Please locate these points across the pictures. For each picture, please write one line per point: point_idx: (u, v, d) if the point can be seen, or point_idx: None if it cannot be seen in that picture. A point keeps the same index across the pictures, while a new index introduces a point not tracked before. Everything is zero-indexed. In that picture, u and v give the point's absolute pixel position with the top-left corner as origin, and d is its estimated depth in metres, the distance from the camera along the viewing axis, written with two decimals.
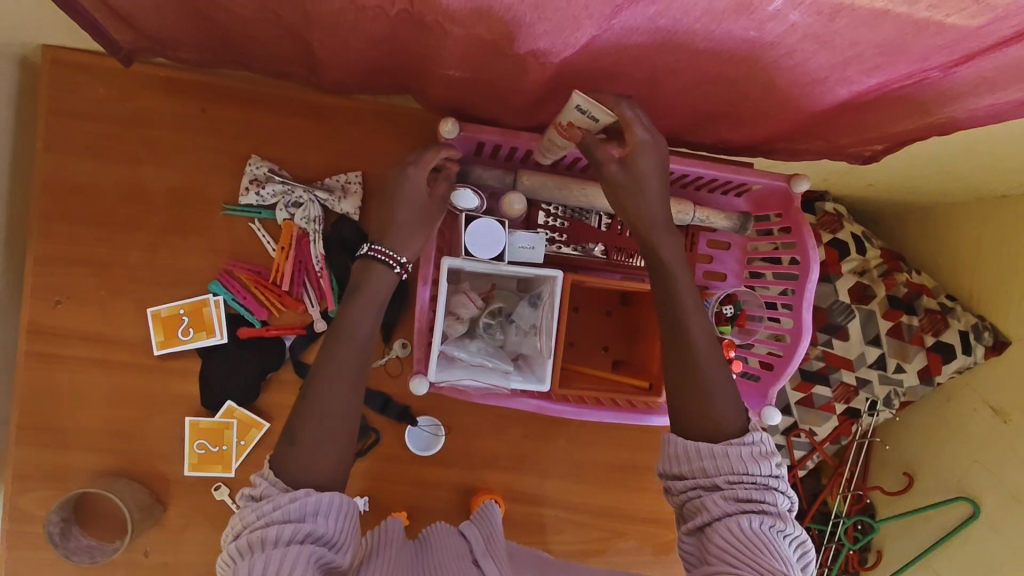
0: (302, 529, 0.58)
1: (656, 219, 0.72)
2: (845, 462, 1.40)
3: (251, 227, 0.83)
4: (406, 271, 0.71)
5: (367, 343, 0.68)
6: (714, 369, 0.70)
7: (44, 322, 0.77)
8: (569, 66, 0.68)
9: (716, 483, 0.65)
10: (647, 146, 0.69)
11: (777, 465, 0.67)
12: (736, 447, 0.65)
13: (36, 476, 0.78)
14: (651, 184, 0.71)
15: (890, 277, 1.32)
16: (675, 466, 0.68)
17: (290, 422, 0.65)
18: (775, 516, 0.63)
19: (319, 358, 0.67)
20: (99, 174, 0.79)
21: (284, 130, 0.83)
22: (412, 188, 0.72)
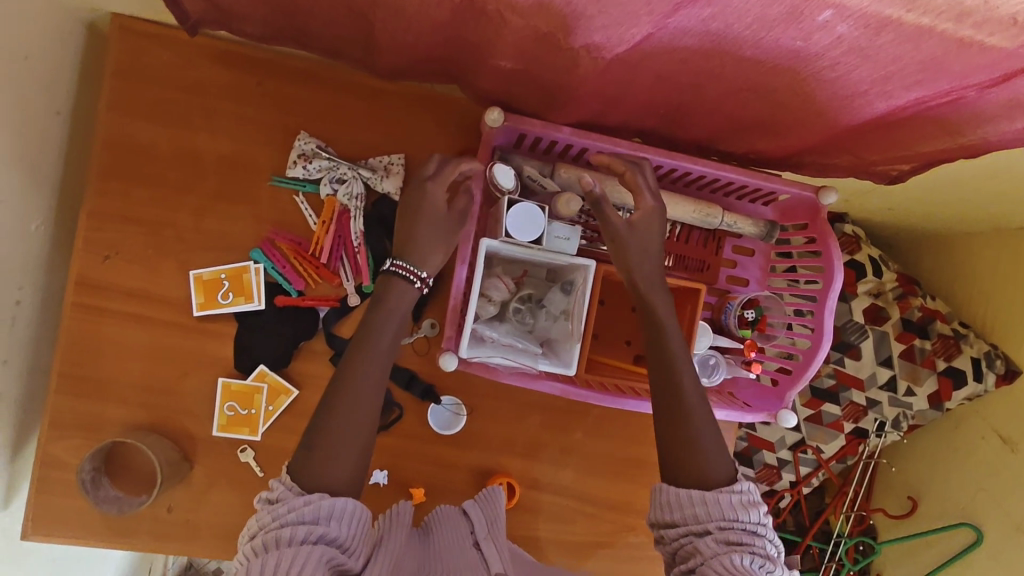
0: (315, 533, 0.60)
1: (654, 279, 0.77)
2: (850, 482, 1.41)
3: (296, 200, 0.85)
4: (426, 286, 0.73)
5: (387, 357, 0.70)
6: (701, 422, 0.73)
7: (93, 275, 0.81)
8: (617, 66, 0.70)
9: (708, 528, 0.66)
10: (653, 210, 0.77)
11: (764, 513, 0.68)
12: (726, 494, 0.67)
13: (69, 423, 0.80)
14: (653, 244, 0.77)
15: (904, 300, 1.33)
16: (668, 512, 0.69)
17: (309, 433, 0.67)
18: (765, 560, 0.64)
19: (346, 366, 0.69)
20: (156, 138, 0.82)
21: (334, 110, 0.86)
22: (433, 198, 0.74)
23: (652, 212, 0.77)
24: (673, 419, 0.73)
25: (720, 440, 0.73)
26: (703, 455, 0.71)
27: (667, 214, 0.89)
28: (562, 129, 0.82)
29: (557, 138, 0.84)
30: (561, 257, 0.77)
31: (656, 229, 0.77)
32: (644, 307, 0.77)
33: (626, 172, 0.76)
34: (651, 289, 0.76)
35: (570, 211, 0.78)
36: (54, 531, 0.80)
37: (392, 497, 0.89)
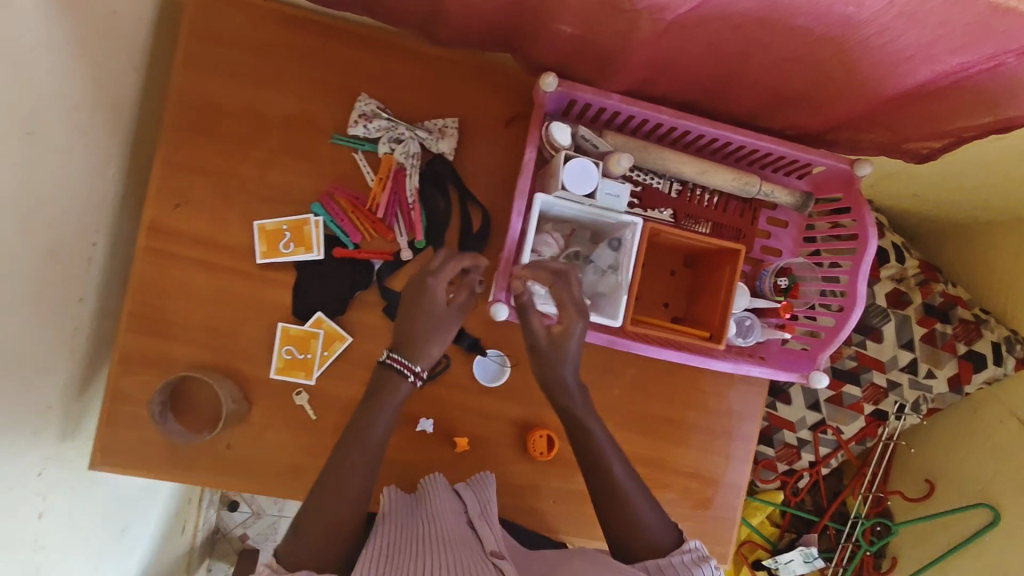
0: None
1: (569, 384, 0.79)
2: (869, 463, 1.45)
3: (354, 157, 0.89)
4: (419, 377, 0.80)
5: (377, 450, 0.79)
6: (637, 500, 0.79)
7: (162, 221, 0.85)
8: (672, 32, 0.73)
9: None
10: (575, 335, 0.76)
11: (714, 566, 0.75)
12: (678, 557, 0.74)
13: (137, 361, 0.84)
14: (574, 356, 0.78)
15: (926, 286, 1.36)
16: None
17: (302, 509, 0.75)
18: None
19: (335, 456, 0.78)
20: (226, 95, 0.86)
21: (393, 74, 0.90)
22: (437, 329, 0.81)
23: (577, 323, 0.76)
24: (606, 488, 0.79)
25: (665, 512, 0.79)
26: (645, 527, 0.77)
27: (707, 182, 0.93)
28: (611, 96, 0.86)
29: (606, 105, 0.88)
30: (609, 215, 0.81)
31: (576, 345, 0.77)
32: (565, 402, 0.81)
33: (552, 280, 0.76)
34: (571, 397, 0.80)
35: (622, 170, 0.80)
36: (120, 461, 0.84)
37: (437, 446, 0.93)
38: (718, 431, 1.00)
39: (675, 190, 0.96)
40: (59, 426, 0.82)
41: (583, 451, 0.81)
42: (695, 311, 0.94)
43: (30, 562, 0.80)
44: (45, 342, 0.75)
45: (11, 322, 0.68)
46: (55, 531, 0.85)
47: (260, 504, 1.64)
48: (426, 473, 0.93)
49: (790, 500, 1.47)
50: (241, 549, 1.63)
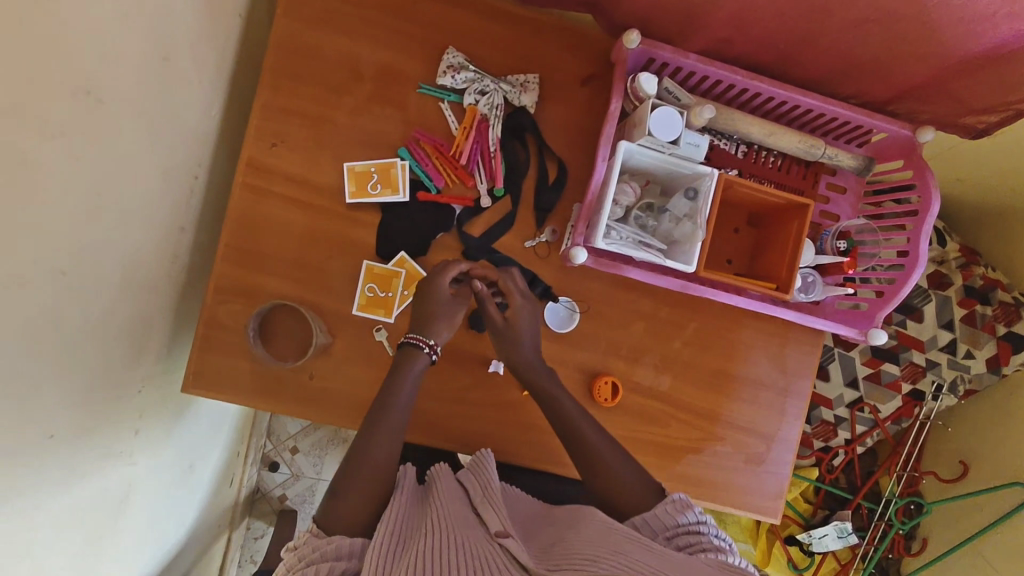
0: (334, 564, 0.67)
1: (530, 359, 0.89)
2: (905, 442, 1.47)
3: (441, 107, 0.94)
4: (433, 351, 0.86)
5: (405, 417, 0.84)
6: (612, 455, 0.85)
7: (260, 159, 0.89)
8: None
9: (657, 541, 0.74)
10: (524, 307, 0.89)
11: (701, 512, 0.75)
12: (662, 507, 0.77)
13: (231, 291, 0.88)
14: (527, 333, 0.89)
15: (967, 269, 1.38)
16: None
17: (336, 476, 0.78)
18: (717, 548, 0.70)
19: (355, 446, 0.80)
20: (323, 42, 0.91)
21: (479, 29, 0.95)
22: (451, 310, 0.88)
23: (522, 305, 0.89)
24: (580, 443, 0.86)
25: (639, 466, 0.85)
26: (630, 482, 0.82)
27: (773, 144, 0.96)
28: (690, 55, 0.90)
29: (683, 65, 0.92)
30: (688, 164, 0.85)
31: (529, 322, 0.89)
32: (531, 378, 0.89)
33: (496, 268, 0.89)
34: (534, 370, 0.89)
35: (702, 122, 0.85)
36: (210, 385, 0.88)
37: (505, 387, 0.96)
38: (771, 387, 1.04)
39: (742, 152, 0.99)
40: (156, 349, 0.87)
41: (554, 416, 0.88)
42: (758, 267, 0.98)
43: (124, 475, 0.85)
44: (155, 264, 0.80)
45: (134, 238, 0.73)
46: (143, 452, 0.90)
47: (300, 466, 1.67)
48: (495, 414, 0.97)
49: (825, 477, 1.50)
50: (280, 509, 1.66)
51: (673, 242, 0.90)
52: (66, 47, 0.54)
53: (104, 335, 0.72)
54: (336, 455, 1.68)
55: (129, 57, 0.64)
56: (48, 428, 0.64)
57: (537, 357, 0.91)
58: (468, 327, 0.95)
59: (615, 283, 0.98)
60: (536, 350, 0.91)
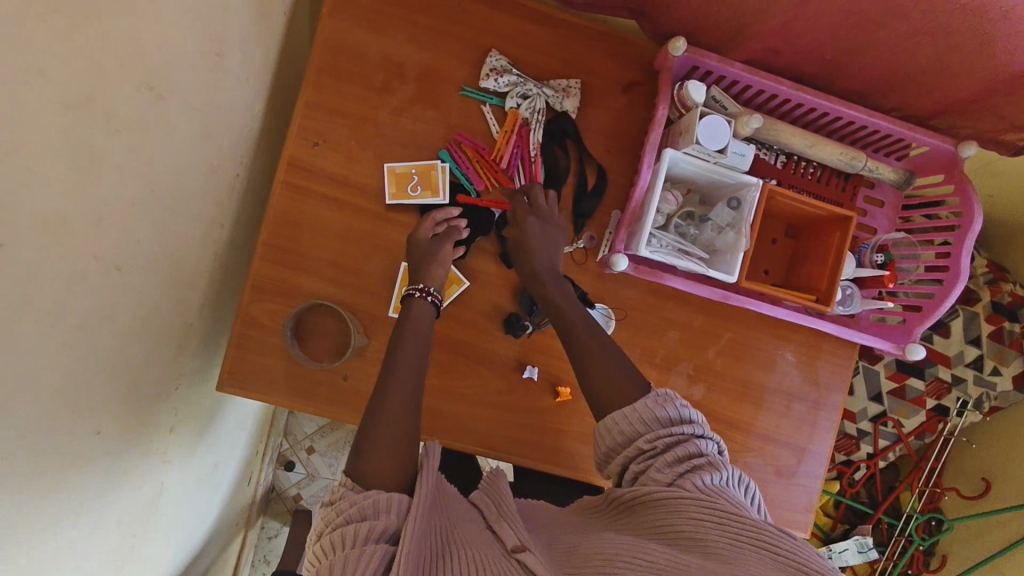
0: (374, 526, 0.63)
1: (540, 269, 0.87)
2: (928, 458, 1.46)
3: (482, 110, 0.94)
4: (433, 294, 0.83)
5: (419, 373, 0.78)
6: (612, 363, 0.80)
7: (302, 158, 0.89)
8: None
9: (641, 447, 0.70)
10: (532, 215, 0.89)
11: (685, 409, 0.73)
12: (643, 405, 0.73)
13: (269, 288, 0.88)
14: (536, 242, 0.88)
15: (995, 285, 1.38)
16: (604, 442, 0.75)
17: (360, 435, 0.73)
18: (708, 462, 0.67)
19: (367, 418, 0.74)
20: (368, 42, 0.90)
21: (522, 34, 0.94)
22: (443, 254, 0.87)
23: (529, 217, 0.89)
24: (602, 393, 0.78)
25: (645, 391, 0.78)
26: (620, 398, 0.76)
27: (814, 155, 0.96)
28: (735, 64, 0.90)
29: (728, 74, 0.92)
30: (732, 174, 0.85)
31: (538, 227, 0.89)
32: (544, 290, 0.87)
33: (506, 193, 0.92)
34: (543, 281, 0.87)
35: (749, 131, 0.85)
36: (245, 384, 0.87)
37: (538, 393, 0.96)
38: (804, 398, 1.03)
39: (781, 162, 0.99)
40: (193, 345, 0.87)
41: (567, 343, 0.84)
42: (795, 279, 0.98)
43: (157, 472, 0.85)
44: (197, 259, 0.80)
45: (182, 232, 0.73)
46: (174, 448, 0.89)
47: (315, 466, 1.66)
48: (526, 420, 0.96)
49: (846, 490, 1.49)
50: (295, 509, 1.65)
51: (714, 252, 0.90)
52: (135, 42, 0.54)
53: (149, 329, 0.71)
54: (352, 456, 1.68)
55: (188, 51, 0.63)
56: (95, 423, 0.65)
57: (551, 268, 0.88)
58: (503, 332, 0.94)
59: (651, 290, 0.98)
60: (551, 262, 0.88)
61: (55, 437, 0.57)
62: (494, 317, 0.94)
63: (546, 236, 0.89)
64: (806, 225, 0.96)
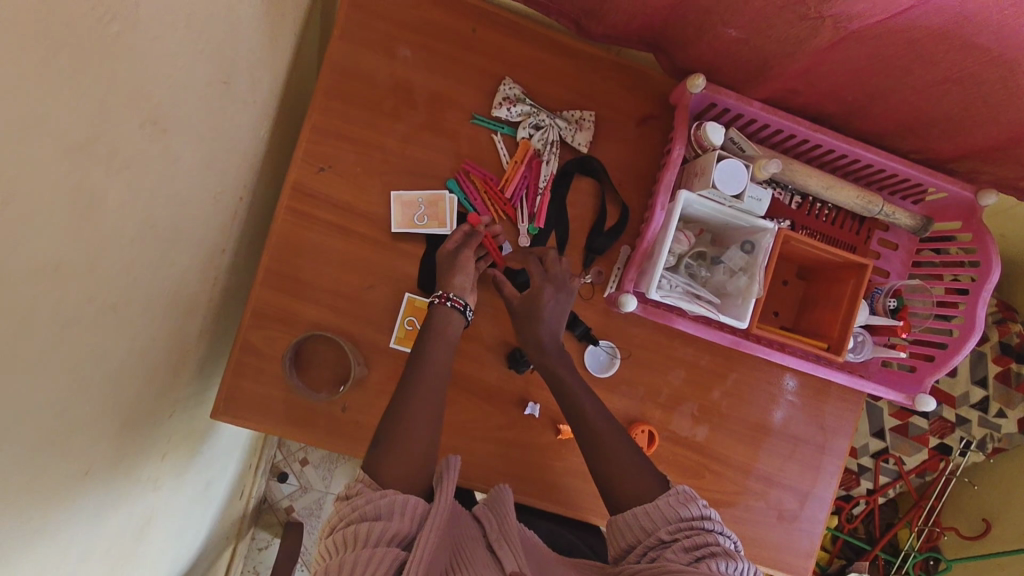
0: (387, 528, 0.64)
1: (546, 344, 0.84)
2: (929, 495, 1.44)
3: (493, 139, 0.92)
4: (448, 301, 0.82)
5: (441, 381, 0.79)
6: (619, 446, 0.80)
7: (307, 183, 0.87)
8: (852, 40, 0.75)
9: (660, 536, 0.70)
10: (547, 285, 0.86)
11: (705, 509, 0.72)
12: (665, 499, 0.73)
13: (269, 316, 0.86)
14: (547, 315, 0.85)
15: (1003, 325, 1.35)
16: (623, 539, 0.73)
17: (381, 430, 0.74)
18: (725, 553, 0.66)
19: (379, 433, 0.74)
20: (378, 66, 0.88)
21: (537, 63, 0.94)
22: (467, 266, 0.85)
23: (545, 287, 0.85)
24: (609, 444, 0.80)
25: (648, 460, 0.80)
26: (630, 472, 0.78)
27: (830, 197, 0.94)
28: (754, 103, 0.88)
29: (745, 113, 0.90)
30: (747, 218, 0.83)
31: (552, 301, 0.85)
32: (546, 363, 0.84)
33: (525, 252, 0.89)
34: (547, 358, 0.84)
35: (767, 175, 0.83)
36: (240, 413, 0.85)
37: (539, 430, 0.93)
38: (809, 442, 1.01)
39: (795, 203, 0.97)
40: (189, 371, 0.85)
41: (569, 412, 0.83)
42: (805, 323, 0.96)
43: (148, 500, 0.82)
44: (198, 287, 0.78)
45: (183, 263, 0.71)
46: (166, 475, 0.87)
47: (308, 478, 1.64)
48: (526, 457, 0.93)
49: (844, 526, 1.47)
50: (285, 521, 1.63)
51: (725, 295, 0.88)
52: (143, 79, 0.51)
53: (146, 361, 0.69)
54: (345, 470, 1.66)
55: (199, 80, 0.62)
56: (84, 463, 0.62)
57: (558, 345, 0.85)
58: (505, 368, 0.92)
59: (658, 328, 0.96)
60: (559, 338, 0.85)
61: (48, 484, 0.56)
62: (497, 351, 0.92)
63: (555, 307, 0.85)
64: (819, 268, 0.95)
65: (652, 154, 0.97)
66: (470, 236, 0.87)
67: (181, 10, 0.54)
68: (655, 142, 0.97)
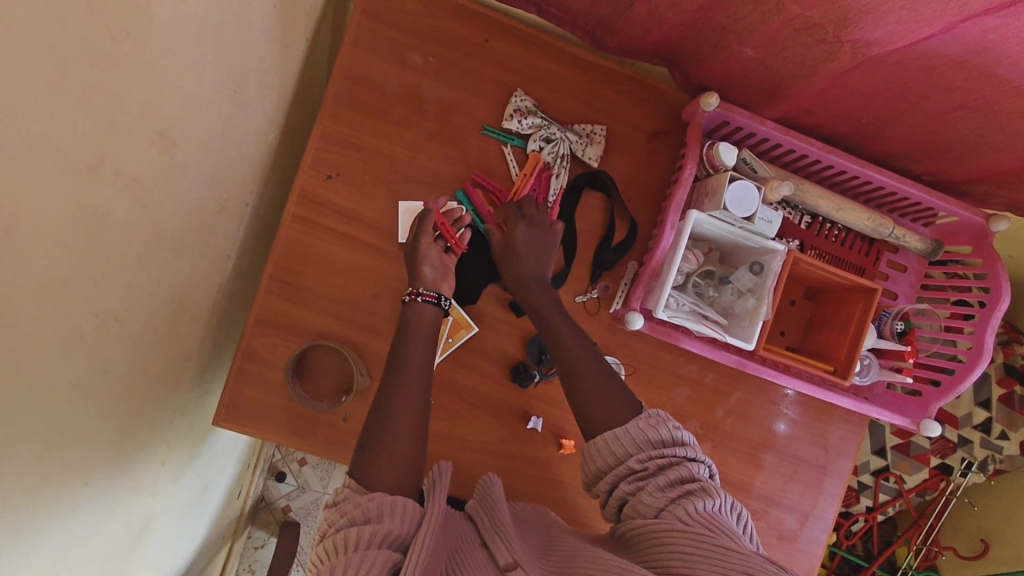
0: (378, 530, 0.61)
1: (527, 278, 0.84)
2: (928, 515, 1.44)
3: (503, 151, 0.92)
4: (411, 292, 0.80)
5: (424, 376, 0.76)
6: (592, 373, 0.77)
7: (314, 191, 0.86)
8: (870, 64, 0.74)
9: (632, 466, 0.67)
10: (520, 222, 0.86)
11: (679, 433, 0.69)
12: (636, 422, 0.69)
13: (272, 324, 0.85)
14: (522, 249, 0.85)
15: (1008, 347, 1.34)
16: (595, 464, 0.71)
17: (366, 432, 0.72)
18: (699, 487, 0.63)
19: (369, 432, 0.71)
20: (389, 74, 0.88)
21: (549, 75, 0.93)
22: (430, 252, 0.84)
23: (517, 225, 0.86)
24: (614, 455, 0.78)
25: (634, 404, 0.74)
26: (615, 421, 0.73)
27: (841, 219, 0.93)
28: (766, 123, 0.87)
29: (758, 132, 0.89)
30: (757, 239, 0.83)
31: (527, 235, 0.85)
32: (529, 300, 0.84)
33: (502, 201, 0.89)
34: (529, 292, 0.84)
35: (779, 197, 0.83)
36: (240, 420, 0.84)
37: (541, 444, 0.93)
38: (812, 463, 1.00)
39: (806, 222, 0.97)
40: (190, 378, 0.84)
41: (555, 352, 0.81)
42: (811, 343, 0.96)
43: (147, 507, 0.81)
44: (201, 295, 0.77)
45: (187, 272, 0.70)
46: (165, 480, 0.86)
47: (307, 477, 1.64)
48: (527, 470, 0.92)
49: (842, 542, 1.46)
50: (283, 521, 1.63)
51: (732, 315, 0.87)
52: (151, 93, 0.51)
53: (147, 370, 0.69)
54: (344, 470, 1.65)
55: (208, 91, 0.61)
56: (84, 475, 0.61)
57: (540, 278, 0.85)
58: (509, 381, 0.92)
59: (663, 345, 0.95)
60: (540, 271, 0.85)
61: (49, 501, 0.55)
62: (501, 364, 0.92)
63: (533, 242, 0.85)
64: (827, 289, 0.94)
65: (661, 169, 0.96)
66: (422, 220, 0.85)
67: (191, 23, 0.54)
68: (666, 157, 0.97)
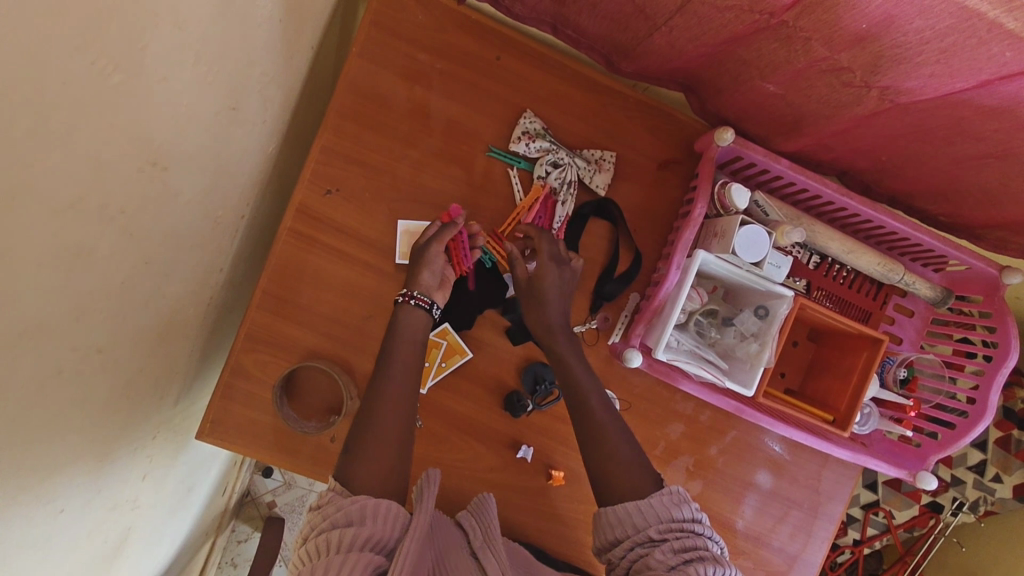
0: (360, 534, 0.59)
1: (552, 325, 0.81)
2: (914, 552, 1.43)
3: (508, 173, 0.89)
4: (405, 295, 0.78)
5: (415, 380, 0.74)
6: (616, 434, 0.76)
7: (312, 204, 0.83)
8: (897, 109, 0.71)
9: (650, 535, 0.66)
10: (551, 265, 0.82)
11: (698, 512, 0.68)
12: (657, 496, 0.69)
13: (262, 340, 0.83)
14: (551, 293, 0.82)
15: (1008, 390, 1.32)
16: (610, 531, 0.69)
17: (351, 436, 0.69)
18: (713, 558, 0.62)
19: (358, 438, 0.68)
20: (395, 87, 0.85)
21: (561, 97, 0.90)
22: (436, 261, 0.81)
23: (549, 266, 0.82)
24: (608, 476, 0.73)
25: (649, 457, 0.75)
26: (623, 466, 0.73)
27: (850, 261, 0.91)
28: (780, 162, 0.84)
29: (771, 169, 0.87)
30: (765, 283, 0.81)
31: (554, 280, 0.82)
32: (550, 343, 0.81)
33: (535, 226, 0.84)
34: (553, 339, 0.81)
35: (790, 243, 0.81)
36: (224, 437, 0.82)
37: (531, 474, 0.91)
38: (804, 506, 0.99)
39: (814, 262, 0.94)
40: (174, 392, 0.82)
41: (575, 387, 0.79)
42: (811, 387, 0.94)
43: (126, 521, 0.79)
44: (190, 311, 0.75)
45: (176, 290, 0.68)
46: (146, 493, 0.84)
47: (293, 475, 1.62)
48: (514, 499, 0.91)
49: (827, 572, 1.47)
50: (268, 516, 1.62)
51: (732, 359, 0.86)
52: (144, 117, 0.48)
53: (130, 390, 0.66)
54: None
55: (206, 109, 0.58)
56: (60, 502, 0.58)
57: (564, 325, 0.82)
58: (502, 409, 0.90)
59: (661, 380, 0.93)
60: (564, 319, 0.82)
61: (21, 537, 0.52)
62: (496, 391, 0.90)
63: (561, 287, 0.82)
64: (830, 332, 0.93)
65: (670, 199, 0.94)
66: (443, 229, 0.82)
67: (190, 46, 0.51)
68: (675, 187, 0.94)
